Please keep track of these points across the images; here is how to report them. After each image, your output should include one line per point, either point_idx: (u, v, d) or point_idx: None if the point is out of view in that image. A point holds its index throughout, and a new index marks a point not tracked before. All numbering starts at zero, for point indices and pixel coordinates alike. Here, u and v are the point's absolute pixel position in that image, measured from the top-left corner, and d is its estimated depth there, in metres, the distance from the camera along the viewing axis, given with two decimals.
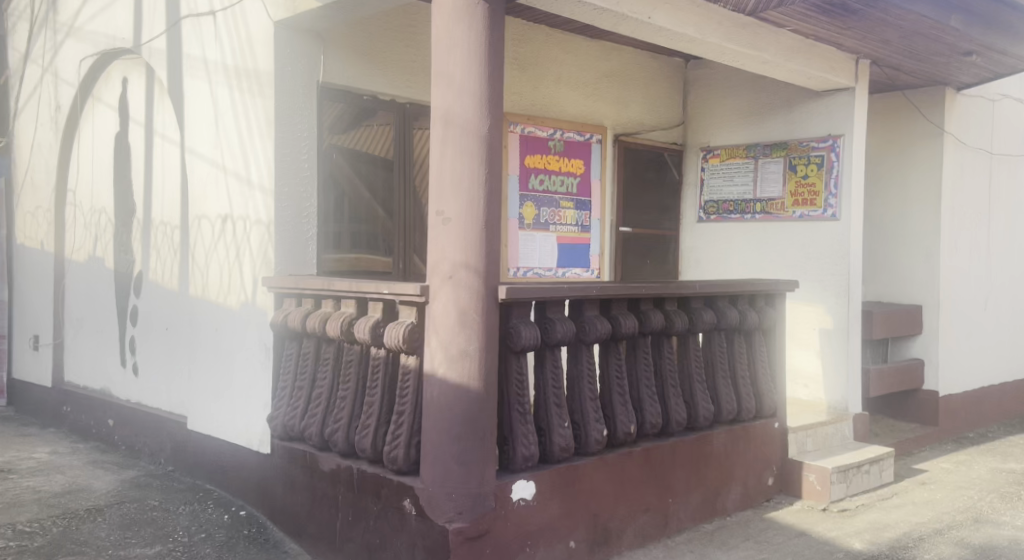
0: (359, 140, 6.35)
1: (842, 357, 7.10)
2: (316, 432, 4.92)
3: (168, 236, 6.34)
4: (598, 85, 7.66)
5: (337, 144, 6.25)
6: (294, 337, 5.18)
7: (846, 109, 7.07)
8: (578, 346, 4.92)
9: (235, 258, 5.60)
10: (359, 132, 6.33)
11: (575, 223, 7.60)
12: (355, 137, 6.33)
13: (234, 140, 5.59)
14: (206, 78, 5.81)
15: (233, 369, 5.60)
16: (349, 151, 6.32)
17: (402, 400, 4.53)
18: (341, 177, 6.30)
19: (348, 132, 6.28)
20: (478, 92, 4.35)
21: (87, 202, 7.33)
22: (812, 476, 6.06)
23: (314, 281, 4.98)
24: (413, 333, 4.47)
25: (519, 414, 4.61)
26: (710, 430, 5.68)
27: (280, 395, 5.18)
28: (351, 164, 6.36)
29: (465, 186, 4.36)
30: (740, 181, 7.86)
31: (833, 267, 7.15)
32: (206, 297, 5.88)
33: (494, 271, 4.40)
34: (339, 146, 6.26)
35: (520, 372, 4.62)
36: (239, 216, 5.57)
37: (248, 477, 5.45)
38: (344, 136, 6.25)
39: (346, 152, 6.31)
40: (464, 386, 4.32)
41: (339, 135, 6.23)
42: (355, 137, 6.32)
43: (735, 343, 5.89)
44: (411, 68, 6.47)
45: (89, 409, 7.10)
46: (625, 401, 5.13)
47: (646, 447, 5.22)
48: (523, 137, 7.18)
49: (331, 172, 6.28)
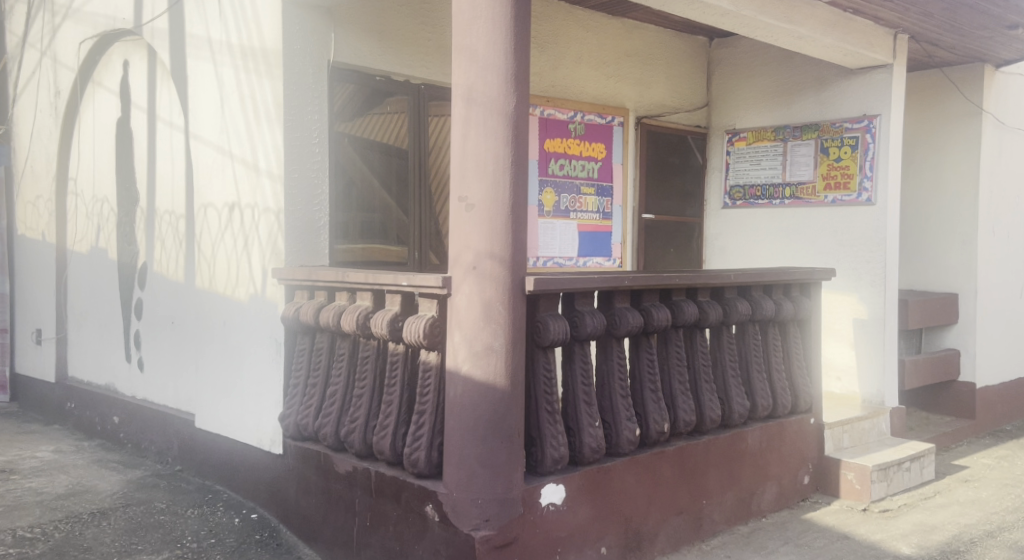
0: (368, 128, 6.07)
1: (879, 350, 6.77)
2: (330, 432, 4.63)
3: (174, 225, 6.04)
4: (621, 65, 7.34)
5: (344, 131, 5.95)
6: (306, 331, 4.90)
7: (882, 88, 6.75)
8: (608, 340, 4.63)
9: (243, 249, 5.31)
10: (367, 119, 6.04)
11: (596, 209, 7.30)
12: (363, 124, 6.03)
13: (240, 123, 5.30)
14: (210, 58, 5.51)
15: (243, 364, 5.30)
16: (356, 138, 6.01)
17: (422, 399, 4.24)
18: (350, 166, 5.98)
19: (354, 119, 5.96)
20: (503, 68, 4.05)
21: (89, 190, 7.05)
22: (851, 475, 5.77)
23: (327, 273, 4.68)
24: (435, 328, 4.18)
25: (548, 414, 4.31)
26: (744, 427, 5.38)
27: (292, 393, 4.90)
28: (362, 154, 6.07)
29: (490, 169, 4.05)
30: (768, 165, 7.54)
31: (868, 254, 6.84)
32: (214, 289, 5.58)
33: (522, 261, 4.10)
34: (348, 134, 5.96)
35: (548, 369, 4.32)
36: (247, 203, 5.27)
37: (260, 478, 5.16)
38: (353, 123, 5.96)
39: (353, 141, 6.00)
40: (490, 384, 4.02)
41: (346, 123, 5.94)
42: (364, 123, 6.03)
43: (769, 335, 5.59)
44: (426, 46, 6.16)
45: (94, 405, 6.80)
46: (657, 398, 4.83)
47: (679, 447, 4.93)
48: (543, 120, 6.88)
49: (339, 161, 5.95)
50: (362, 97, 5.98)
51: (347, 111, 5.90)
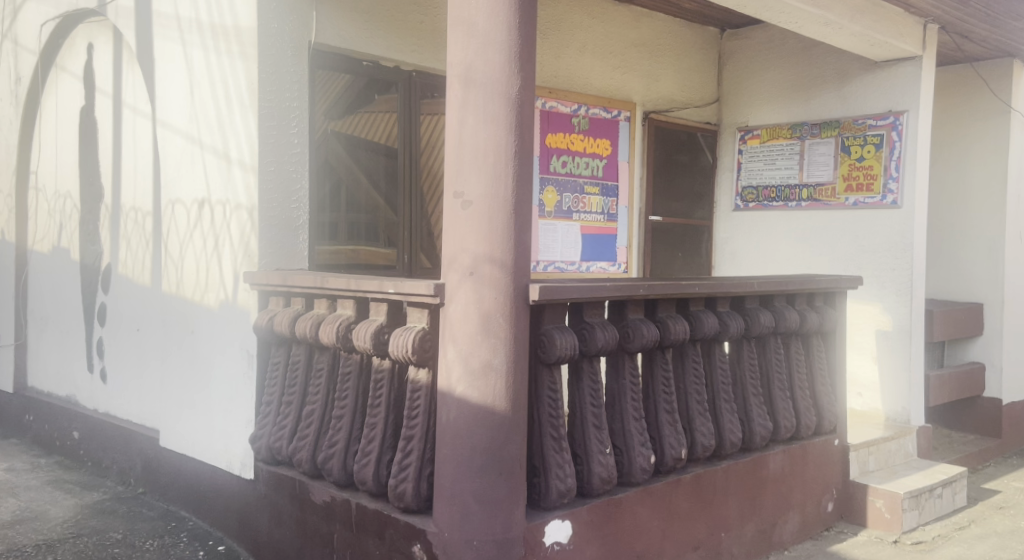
0: (365, 126, 5.69)
1: (906, 364, 6.29)
2: (306, 457, 4.10)
3: (140, 223, 5.51)
4: (628, 55, 6.85)
5: (335, 129, 5.62)
6: (281, 342, 4.37)
7: (909, 82, 6.28)
8: (620, 355, 4.12)
9: (214, 249, 4.79)
10: (361, 116, 5.63)
11: (600, 210, 6.79)
12: (356, 121, 5.64)
13: (211, 109, 4.78)
14: (179, 38, 4.99)
15: (213, 379, 4.75)
16: (346, 136, 5.65)
17: (410, 424, 3.71)
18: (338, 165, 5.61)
19: (349, 119, 5.61)
20: (506, 46, 3.54)
21: (50, 185, 6.51)
22: (880, 502, 5.28)
23: (304, 277, 4.15)
24: (425, 342, 3.65)
25: (553, 440, 3.79)
26: (766, 451, 4.87)
27: (265, 411, 4.37)
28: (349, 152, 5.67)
29: (491, 161, 3.54)
30: (784, 165, 7.05)
31: (893, 261, 6.36)
32: (181, 294, 5.05)
33: (526, 266, 3.58)
34: (337, 133, 5.63)
35: (554, 390, 3.80)
36: (218, 199, 4.75)
37: (228, 506, 4.62)
38: (344, 121, 5.60)
39: (343, 139, 5.65)
40: (488, 407, 3.51)
41: (336, 120, 5.58)
42: (359, 121, 5.65)
43: (792, 349, 5.09)
44: (419, 30, 5.68)
45: (52, 419, 6.23)
46: (674, 421, 4.32)
47: (697, 474, 4.42)
48: (544, 113, 6.38)
49: (327, 159, 5.62)
50: (356, 92, 5.54)
51: (336, 108, 5.54)
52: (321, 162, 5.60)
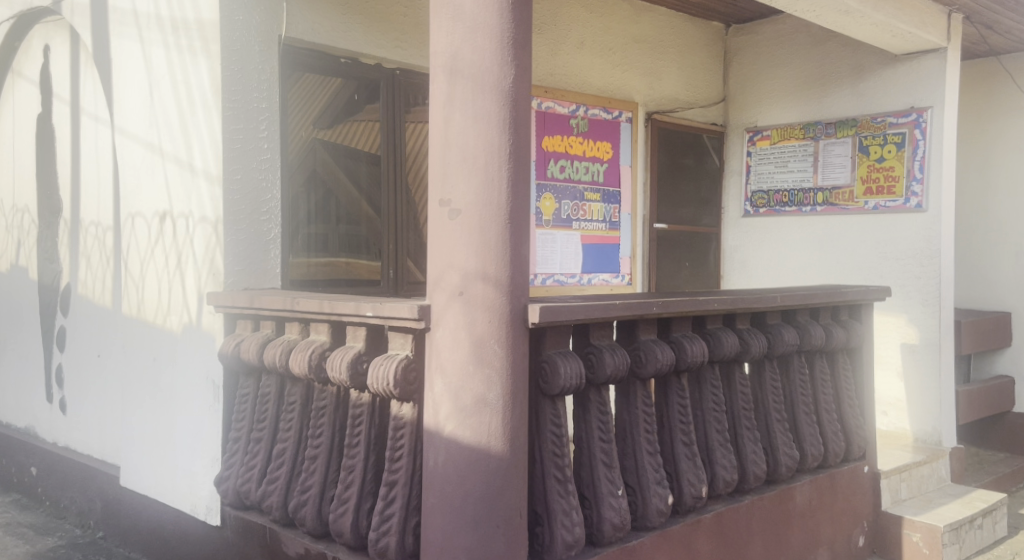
0: (347, 135, 5.24)
1: (935, 380, 5.82)
2: (277, 503, 3.61)
3: (100, 239, 5.03)
4: (629, 52, 6.39)
5: (321, 138, 5.21)
6: (249, 372, 3.87)
7: (933, 76, 5.82)
8: (630, 382, 3.65)
9: (177, 267, 4.31)
10: (347, 125, 5.20)
11: (602, 218, 6.32)
12: (341, 130, 5.21)
13: (172, 110, 4.30)
14: (137, 36, 4.51)
15: (176, 410, 4.27)
16: (331, 144, 5.22)
17: (392, 467, 3.22)
18: (327, 173, 5.21)
19: (332, 126, 5.18)
20: (497, 30, 3.06)
21: (8, 198, 6.03)
22: (916, 536, 4.82)
23: (273, 299, 3.68)
24: (410, 372, 3.17)
25: (558, 483, 3.30)
26: (792, 482, 4.39)
27: (232, 449, 3.86)
28: (335, 156, 5.23)
29: (482, 163, 3.07)
30: (796, 167, 6.59)
31: (919, 269, 5.91)
32: (142, 316, 4.56)
33: (524, 284, 3.10)
34: (324, 141, 5.21)
35: (557, 424, 3.31)
36: (180, 212, 4.27)
37: (194, 554, 4.13)
38: (331, 130, 5.18)
39: (330, 149, 5.22)
40: (482, 448, 3.04)
41: (324, 129, 5.18)
42: (344, 130, 5.21)
43: (817, 368, 4.61)
44: (401, 23, 5.22)
45: (11, 453, 5.73)
46: (692, 454, 3.84)
47: (719, 513, 3.93)
48: (541, 114, 5.91)
49: (313, 169, 5.21)
50: (343, 97, 5.13)
51: (324, 116, 5.13)
52: (308, 170, 5.20)
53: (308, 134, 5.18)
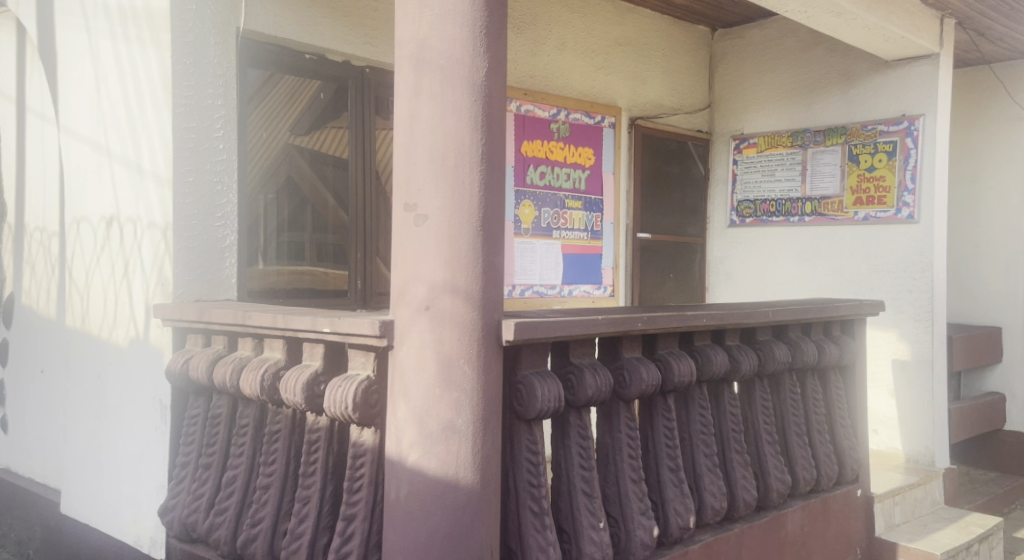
0: (319, 142, 4.94)
1: (927, 398, 5.59)
2: (225, 536, 3.28)
3: (45, 246, 4.69)
4: (612, 54, 6.12)
5: (299, 145, 4.88)
6: (199, 391, 3.54)
7: (926, 83, 5.59)
8: (613, 403, 3.36)
9: (123, 277, 3.99)
10: (322, 132, 4.92)
11: (583, 227, 6.05)
12: (317, 138, 4.93)
13: (119, 107, 3.98)
14: (84, 27, 4.19)
15: (120, 433, 3.94)
16: (311, 153, 4.92)
17: (350, 500, 2.91)
18: (301, 181, 4.88)
19: (310, 133, 4.89)
20: (470, 17, 2.78)
21: None
22: None
23: (223, 312, 3.36)
24: (370, 395, 2.87)
25: (533, 516, 2.99)
26: (784, 508, 4.10)
27: (179, 475, 3.52)
28: (312, 166, 4.92)
29: (453, 164, 2.78)
30: (784, 176, 6.35)
31: (910, 283, 5.67)
32: (87, 330, 4.24)
33: (498, 297, 2.81)
34: (301, 148, 4.88)
35: (534, 452, 3.01)
36: (127, 217, 3.95)
37: None
38: (308, 137, 4.89)
39: (305, 155, 4.89)
40: (450, 481, 2.74)
41: (302, 135, 4.87)
42: (317, 138, 4.92)
43: (809, 387, 4.35)
44: (371, 17, 4.94)
45: None
46: (679, 481, 3.56)
47: (707, 544, 3.64)
48: (519, 117, 5.64)
49: (289, 176, 4.86)
50: (314, 100, 4.86)
51: (303, 122, 4.83)
52: (283, 178, 4.85)
53: (287, 139, 4.84)
